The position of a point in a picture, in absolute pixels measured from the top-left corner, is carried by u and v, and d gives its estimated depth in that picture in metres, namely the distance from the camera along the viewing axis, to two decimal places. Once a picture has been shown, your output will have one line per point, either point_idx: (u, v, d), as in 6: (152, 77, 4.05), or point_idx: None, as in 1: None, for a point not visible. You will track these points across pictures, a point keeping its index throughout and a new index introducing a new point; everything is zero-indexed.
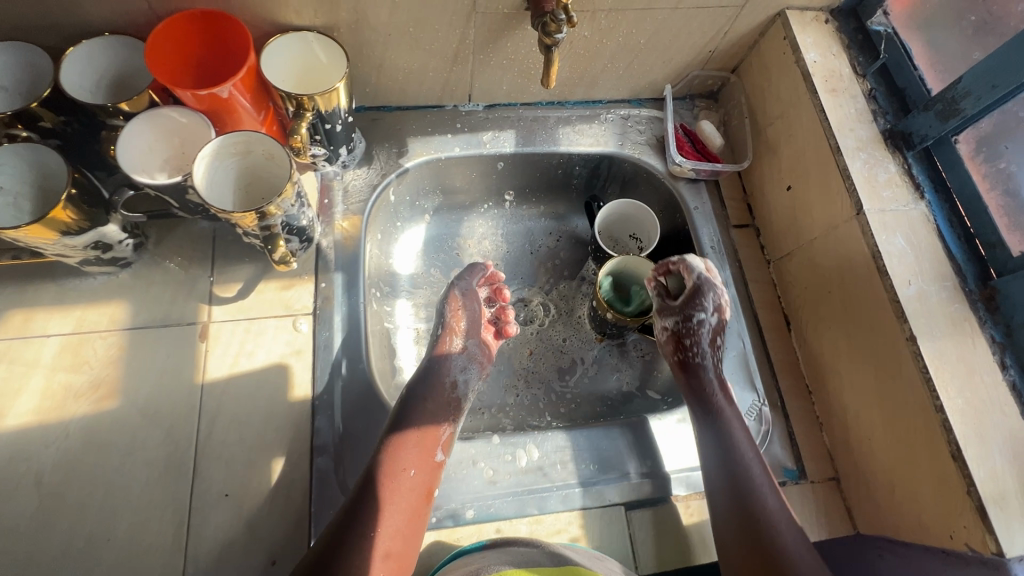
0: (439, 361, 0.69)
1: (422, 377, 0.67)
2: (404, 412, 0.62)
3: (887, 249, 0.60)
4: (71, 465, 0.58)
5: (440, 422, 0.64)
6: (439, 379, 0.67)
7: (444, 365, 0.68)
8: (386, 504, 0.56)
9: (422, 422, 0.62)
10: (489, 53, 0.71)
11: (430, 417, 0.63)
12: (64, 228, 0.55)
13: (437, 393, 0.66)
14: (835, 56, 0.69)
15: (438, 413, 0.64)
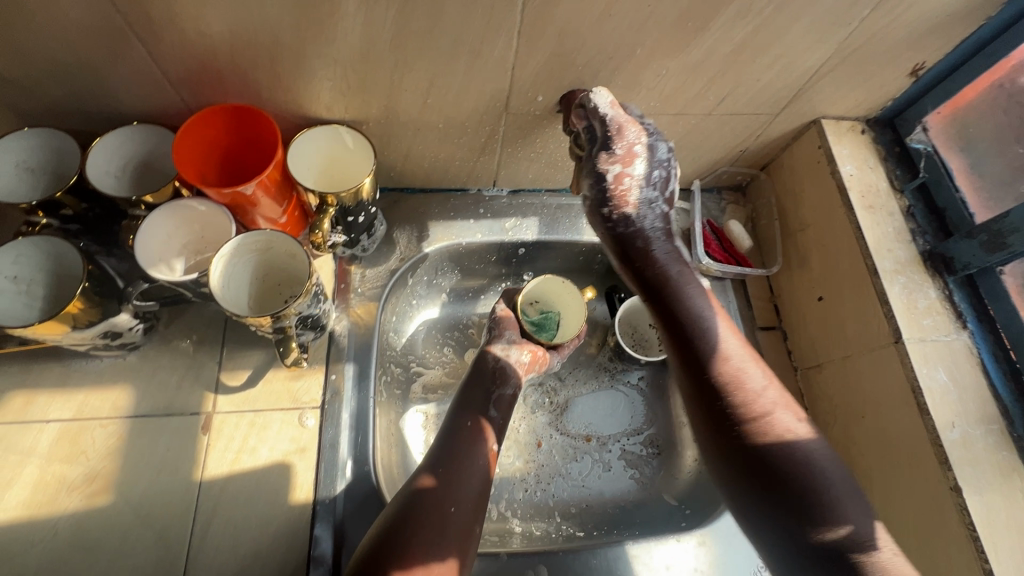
0: (463, 410, 0.67)
1: (437, 449, 0.62)
2: (413, 524, 0.54)
3: (928, 384, 0.57)
4: (55, 568, 0.55)
5: (483, 440, 0.64)
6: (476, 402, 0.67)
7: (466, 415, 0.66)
8: None
9: (438, 522, 0.55)
10: (518, 147, 0.71)
11: (454, 478, 0.59)
12: (75, 321, 0.54)
13: (471, 424, 0.65)
14: (871, 169, 0.68)
15: (472, 439, 0.63)
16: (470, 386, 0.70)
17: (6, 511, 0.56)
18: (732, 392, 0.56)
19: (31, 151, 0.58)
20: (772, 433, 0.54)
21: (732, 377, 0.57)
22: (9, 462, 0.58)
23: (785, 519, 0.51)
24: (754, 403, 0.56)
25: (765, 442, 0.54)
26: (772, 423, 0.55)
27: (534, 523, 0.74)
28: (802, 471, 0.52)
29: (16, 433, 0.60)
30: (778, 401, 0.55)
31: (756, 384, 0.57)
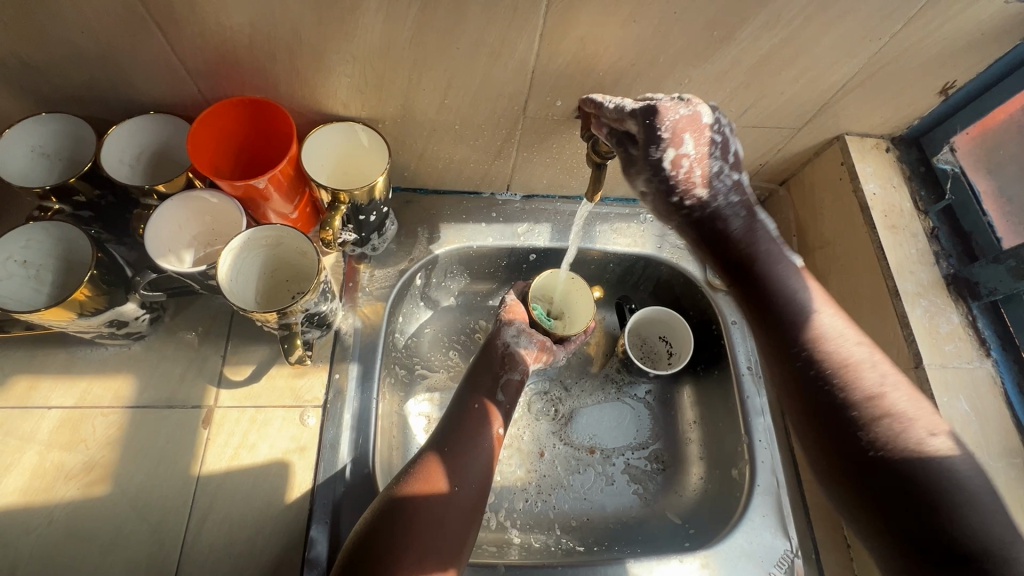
0: (470, 397, 0.65)
1: (435, 442, 0.61)
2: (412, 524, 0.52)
3: (949, 413, 0.55)
4: (47, 557, 0.54)
5: (488, 428, 0.62)
6: (478, 395, 0.65)
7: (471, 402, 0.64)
8: None
9: (436, 521, 0.54)
10: (534, 151, 0.70)
11: (453, 471, 0.58)
12: (81, 308, 0.54)
13: (476, 412, 0.63)
14: (895, 189, 0.67)
15: (476, 426, 0.62)
16: (476, 371, 0.68)
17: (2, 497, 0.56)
18: (835, 368, 0.46)
19: (49, 136, 0.58)
20: (895, 416, 0.43)
21: (834, 359, 0.47)
22: (9, 448, 0.58)
23: (896, 513, 0.41)
24: (883, 395, 0.44)
25: (909, 442, 0.42)
26: (898, 405, 0.44)
27: (533, 534, 0.73)
28: (934, 489, 0.40)
29: (17, 418, 0.59)
30: (890, 376, 0.44)
31: (871, 356, 0.46)
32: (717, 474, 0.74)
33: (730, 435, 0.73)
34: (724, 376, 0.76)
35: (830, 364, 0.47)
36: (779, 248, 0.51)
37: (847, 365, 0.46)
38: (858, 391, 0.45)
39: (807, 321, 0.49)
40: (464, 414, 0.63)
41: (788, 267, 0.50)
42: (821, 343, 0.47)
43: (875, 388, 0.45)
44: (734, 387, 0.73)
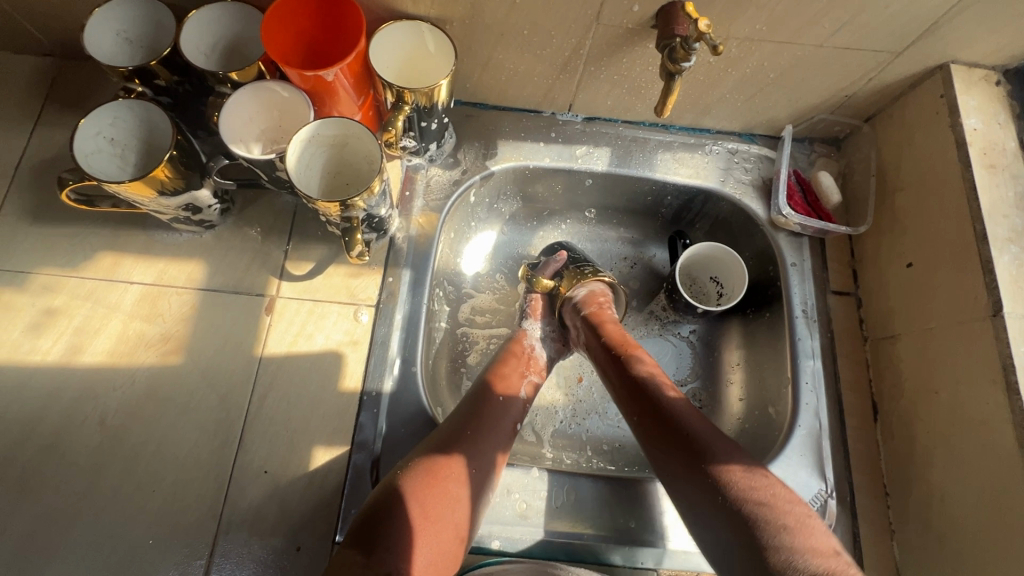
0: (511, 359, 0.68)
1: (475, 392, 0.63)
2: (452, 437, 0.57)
3: (1023, 364, 0.52)
4: (131, 411, 0.60)
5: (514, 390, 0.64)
6: (517, 358, 0.68)
7: (509, 365, 0.67)
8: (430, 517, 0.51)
9: (479, 434, 0.58)
10: (602, 66, 0.67)
11: (493, 426, 0.60)
12: (161, 187, 0.57)
13: (513, 371, 0.66)
14: (1000, 126, 0.61)
15: (508, 387, 0.64)
16: (508, 349, 0.69)
17: (92, 356, 0.62)
18: (701, 449, 0.53)
19: (132, 21, 0.60)
20: (731, 481, 0.51)
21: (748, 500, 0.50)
22: (97, 314, 0.63)
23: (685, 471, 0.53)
24: (789, 511, 0.49)
25: (768, 509, 0.49)
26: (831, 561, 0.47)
27: (565, 452, 0.74)
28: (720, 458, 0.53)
29: (104, 289, 0.64)
30: (699, 422, 0.56)
31: (736, 465, 0.52)
32: (755, 415, 0.73)
33: (774, 377, 0.72)
34: (775, 319, 0.73)
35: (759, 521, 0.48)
36: (688, 408, 0.57)
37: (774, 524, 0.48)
38: (768, 530, 0.48)
39: (722, 466, 0.52)
40: (505, 372, 0.66)
41: (699, 422, 0.56)
42: (717, 460, 0.52)
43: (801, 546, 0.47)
44: (785, 330, 0.71)
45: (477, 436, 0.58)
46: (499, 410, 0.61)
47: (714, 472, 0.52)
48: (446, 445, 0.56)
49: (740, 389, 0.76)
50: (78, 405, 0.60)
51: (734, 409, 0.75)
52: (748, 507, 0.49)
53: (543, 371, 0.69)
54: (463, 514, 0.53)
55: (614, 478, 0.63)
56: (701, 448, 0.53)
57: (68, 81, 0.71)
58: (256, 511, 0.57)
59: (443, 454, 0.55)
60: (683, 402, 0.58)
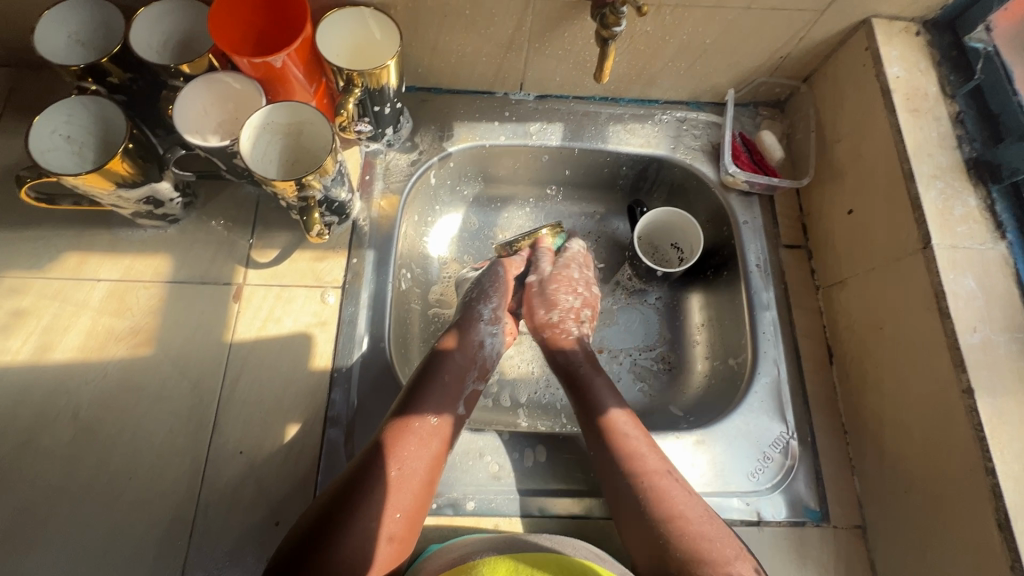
0: (444, 369, 0.63)
1: (427, 364, 0.63)
2: (409, 398, 0.60)
3: (952, 290, 0.54)
4: (104, 403, 0.61)
5: (454, 405, 0.62)
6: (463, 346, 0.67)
7: (449, 362, 0.64)
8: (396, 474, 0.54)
9: (435, 401, 0.60)
10: (546, 42, 0.69)
11: (412, 443, 0.56)
12: (120, 179, 0.58)
13: (450, 386, 0.62)
14: (922, 73, 0.64)
15: (443, 402, 0.61)
16: (454, 338, 0.67)
17: (63, 352, 0.63)
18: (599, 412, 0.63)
19: (82, 23, 0.61)
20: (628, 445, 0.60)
21: (619, 443, 0.60)
22: (66, 312, 0.64)
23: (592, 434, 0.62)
24: (648, 469, 0.58)
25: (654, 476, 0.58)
26: (669, 483, 0.57)
27: (539, 420, 0.76)
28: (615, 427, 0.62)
29: (71, 288, 0.65)
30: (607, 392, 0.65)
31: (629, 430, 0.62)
32: (719, 371, 0.75)
33: (734, 332, 0.74)
34: (733, 277, 0.76)
35: (618, 457, 0.59)
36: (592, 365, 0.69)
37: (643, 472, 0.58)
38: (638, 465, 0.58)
39: (609, 416, 0.63)
40: (440, 377, 0.62)
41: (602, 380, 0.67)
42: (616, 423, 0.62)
43: (642, 473, 0.58)
44: (741, 285, 0.73)
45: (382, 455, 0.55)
46: (412, 429, 0.57)
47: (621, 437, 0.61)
48: (407, 406, 0.59)
49: (706, 348, 0.79)
50: (50, 400, 0.61)
51: (699, 367, 0.78)
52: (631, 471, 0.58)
53: (486, 374, 0.68)
54: (424, 472, 0.56)
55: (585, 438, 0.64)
56: (594, 410, 0.64)
57: (24, 90, 0.72)
58: (232, 491, 0.59)
59: (402, 418, 0.58)
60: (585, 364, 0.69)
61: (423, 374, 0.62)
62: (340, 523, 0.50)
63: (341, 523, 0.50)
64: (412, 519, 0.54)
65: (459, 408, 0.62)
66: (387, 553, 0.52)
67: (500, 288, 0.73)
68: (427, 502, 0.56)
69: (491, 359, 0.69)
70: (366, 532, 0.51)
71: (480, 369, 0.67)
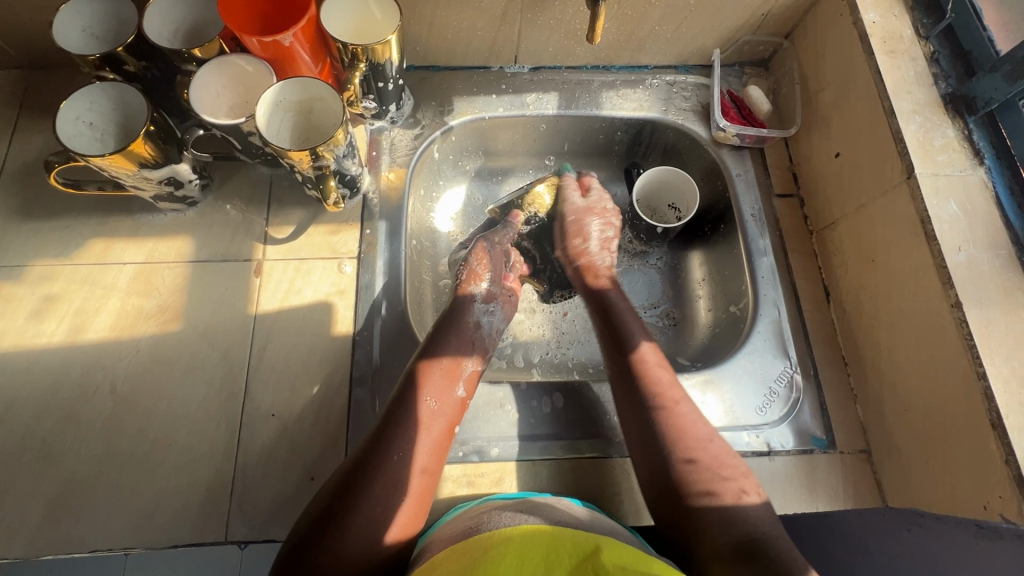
0: (445, 344, 0.64)
1: (439, 326, 0.66)
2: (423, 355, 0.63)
3: (937, 214, 0.58)
4: (139, 377, 0.64)
5: (450, 391, 0.61)
6: (456, 329, 0.66)
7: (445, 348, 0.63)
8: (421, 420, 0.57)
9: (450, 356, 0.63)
10: (537, 12, 0.73)
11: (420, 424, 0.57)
12: (142, 161, 0.61)
13: (449, 366, 0.62)
14: (897, 17, 0.67)
15: (442, 385, 0.60)
16: (448, 321, 0.67)
17: (96, 332, 0.65)
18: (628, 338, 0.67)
19: (97, 16, 0.64)
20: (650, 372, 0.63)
21: (648, 369, 0.64)
22: (95, 295, 0.67)
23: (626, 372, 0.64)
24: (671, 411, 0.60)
25: (677, 407, 0.61)
26: (686, 412, 0.60)
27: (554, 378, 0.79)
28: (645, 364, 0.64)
29: (98, 272, 0.68)
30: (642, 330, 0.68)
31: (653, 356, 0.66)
32: (722, 319, 0.79)
33: (734, 280, 0.78)
34: (730, 229, 0.79)
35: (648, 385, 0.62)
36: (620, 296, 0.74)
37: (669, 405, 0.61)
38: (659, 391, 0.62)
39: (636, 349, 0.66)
40: (439, 353, 0.62)
41: (630, 316, 0.71)
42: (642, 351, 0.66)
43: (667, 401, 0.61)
44: (738, 234, 0.77)
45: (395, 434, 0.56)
46: (419, 408, 0.58)
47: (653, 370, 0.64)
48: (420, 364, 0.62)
49: (708, 299, 0.82)
50: (87, 377, 0.63)
51: (703, 317, 0.81)
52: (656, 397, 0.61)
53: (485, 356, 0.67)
54: (434, 432, 0.58)
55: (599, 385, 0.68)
56: (623, 340, 0.67)
57: (39, 88, 0.75)
58: (267, 452, 0.62)
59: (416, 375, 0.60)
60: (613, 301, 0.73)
61: (433, 338, 0.64)
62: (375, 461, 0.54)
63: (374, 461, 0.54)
64: (438, 457, 0.58)
65: (459, 391, 0.62)
66: (403, 520, 0.53)
67: (488, 265, 0.74)
68: (447, 445, 0.59)
69: (489, 339, 0.69)
70: (397, 470, 0.54)
71: (478, 350, 0.67)
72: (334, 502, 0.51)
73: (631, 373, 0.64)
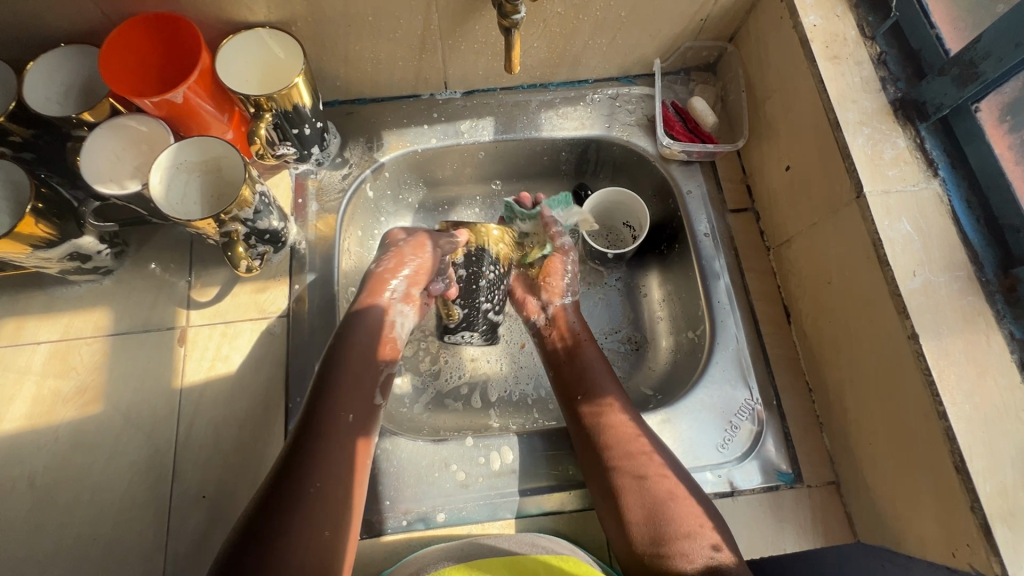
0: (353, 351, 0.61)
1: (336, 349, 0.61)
2: (327, 385, 0.58)
3: (889, 236, 0.53)
4: (60, 467, 0.60)
5: (366, 401, 0.60)
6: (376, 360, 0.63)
7: (355, 355, 0.61)
8: (328, 451, 0.54)
9: (347, 376, 0.59)
10: (458, 37, 0.68)
11: (338, 442, 0.55)
12: (36, 241, 0.57)
13: (358, 374, 0.60)
14: (839, 17, 0.62)
15: (358, 395, 0.59)
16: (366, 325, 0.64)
17: (11, 422, 0.61)
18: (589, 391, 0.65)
19: None
20: (610, 426, 0.61)
21: (613, 424, 0.61)
22: (8, 380, 0.63)
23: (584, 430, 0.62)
24: (651, 467, 0.57)
25: (636, 462, 0.58)
26: (654, 461, 0.58)
27: (512, 419, 0.75)
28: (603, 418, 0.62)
29: (11, 355, 0.64)
30: (611, 383, 0.65)
31: (616, 403, 0.63)
32: (683, 345, 0.75)
33: (692, 304, 0.74)
34: (684, 249, 0.75)
35: (609, 438, 0.60)
36: (593, 351, 0.70)
37: (630, 458, 0.58)
38: (617, 442, 0.59)
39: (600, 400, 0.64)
40: (349, 367, 0.60)
41: (600, 365, 0.68)
42: (602, 400, 0.64)
43: (631, 455, 0.58)
44: (692, 255, 0.73)
45: (309, 456, 0.53)
46: (330, 438, 0.55)
47: (618, 421, 0.61)
48: (325, 390, 0.58)
49: (668, 323, 0.78)
50: (4, 471, 0.60)
51: (664, 343, 0.77)
52: (615, 455, 0.58)
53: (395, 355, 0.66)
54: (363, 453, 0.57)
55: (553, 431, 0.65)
56: (588, 391, 0.65)
57: None
58: (199, 538, 0.58)
59: (330, 396, 0.57)
60: (582, 348, 0.70)
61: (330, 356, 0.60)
62: (288, 494, 0.50)
63: (294, 490, 0.50)
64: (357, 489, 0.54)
65: (377, 399, 0.61)
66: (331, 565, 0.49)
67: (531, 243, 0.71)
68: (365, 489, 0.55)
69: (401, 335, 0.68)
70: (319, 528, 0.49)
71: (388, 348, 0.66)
72: (255, 530, 0.48)
73: (591, 426, 0.62)
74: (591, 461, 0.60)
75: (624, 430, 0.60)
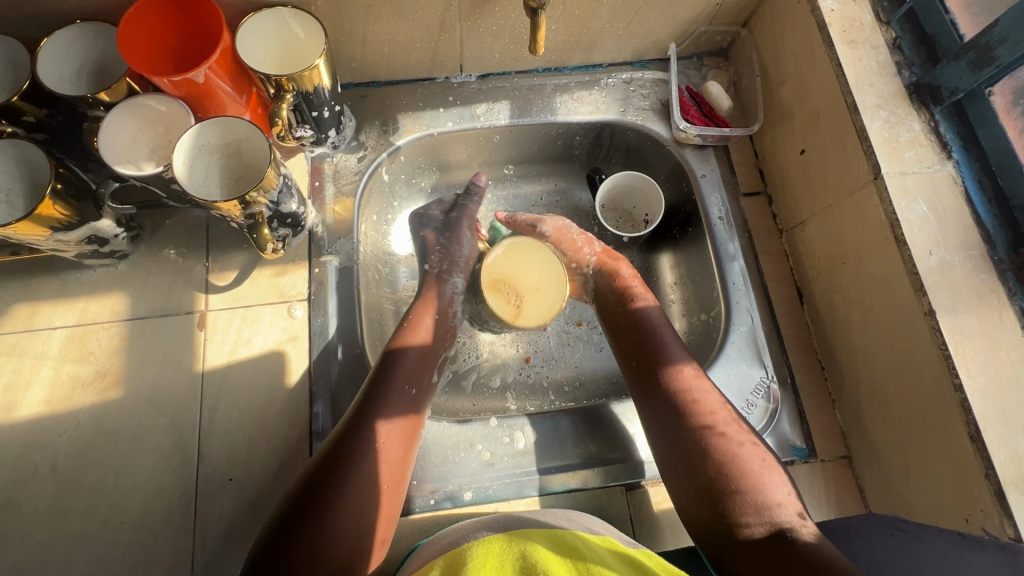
0: (399, 361, 0.62)
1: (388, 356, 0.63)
2: (372, 395, 0.59)
3: (907, 217, 0.55)
4: (83, 452, 0.60)
5: (419, 390, 0.63)
6: (422, 358, 0.65)
7: (408, 349, 0.64)
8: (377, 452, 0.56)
9: (399, 387, 0.60)
10: (478, 18, 0.67)
11: (383, 434, 0.57)
12: (55, 224, 0.56)
13: (410, 374, 0.62)
14: (855, 3, 0.64)
15: (407, 396, 0.61)
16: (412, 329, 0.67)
17: (29, 408, 0.61)
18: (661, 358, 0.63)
19: None
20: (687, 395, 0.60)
21: (686, 395, 0.60)
22: (25, 366, 0.62)
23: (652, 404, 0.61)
24: (728, 434, 0.57)
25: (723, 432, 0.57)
26: (733, 431, 0.57)
27: (529, 401, 0.76)
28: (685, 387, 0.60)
29: (26, 340, 0.63)
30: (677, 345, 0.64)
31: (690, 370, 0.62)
32: (696, 327, 0.76)
33: (705, 286, 0.75)
34: (697, 233, 0.76)
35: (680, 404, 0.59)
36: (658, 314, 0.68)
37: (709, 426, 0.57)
38: (696, 410, 0.58)
39: (680, 367, 0.62)
40: (400, 367, 0.62)
41: (666, 331, 0.66)
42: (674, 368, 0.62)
43: (715, 421, 0.58)
44: (707, 239, 0.74)
45: (356, 443, 0.56)
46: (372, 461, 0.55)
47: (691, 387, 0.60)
48: (375, 398, 0.59)
49: (681, 305, 0.79)
50: (25, 457, 0.59)
51: (677, 324, 0.79)
52: (702, 427, 0.57)
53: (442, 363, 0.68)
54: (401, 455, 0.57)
55: (577, 410, 0.65)
56: (661, 360, 0.63)
57: None
58: (228, 519, 0.58)
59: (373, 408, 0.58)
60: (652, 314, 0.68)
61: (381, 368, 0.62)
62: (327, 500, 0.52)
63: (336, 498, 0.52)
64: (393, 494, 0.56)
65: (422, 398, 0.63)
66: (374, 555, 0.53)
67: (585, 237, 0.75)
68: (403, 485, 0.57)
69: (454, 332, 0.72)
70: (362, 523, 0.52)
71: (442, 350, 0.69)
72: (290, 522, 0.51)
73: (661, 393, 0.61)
74: (661, 436, 0.59)
75: (699, 395, 0.59)
